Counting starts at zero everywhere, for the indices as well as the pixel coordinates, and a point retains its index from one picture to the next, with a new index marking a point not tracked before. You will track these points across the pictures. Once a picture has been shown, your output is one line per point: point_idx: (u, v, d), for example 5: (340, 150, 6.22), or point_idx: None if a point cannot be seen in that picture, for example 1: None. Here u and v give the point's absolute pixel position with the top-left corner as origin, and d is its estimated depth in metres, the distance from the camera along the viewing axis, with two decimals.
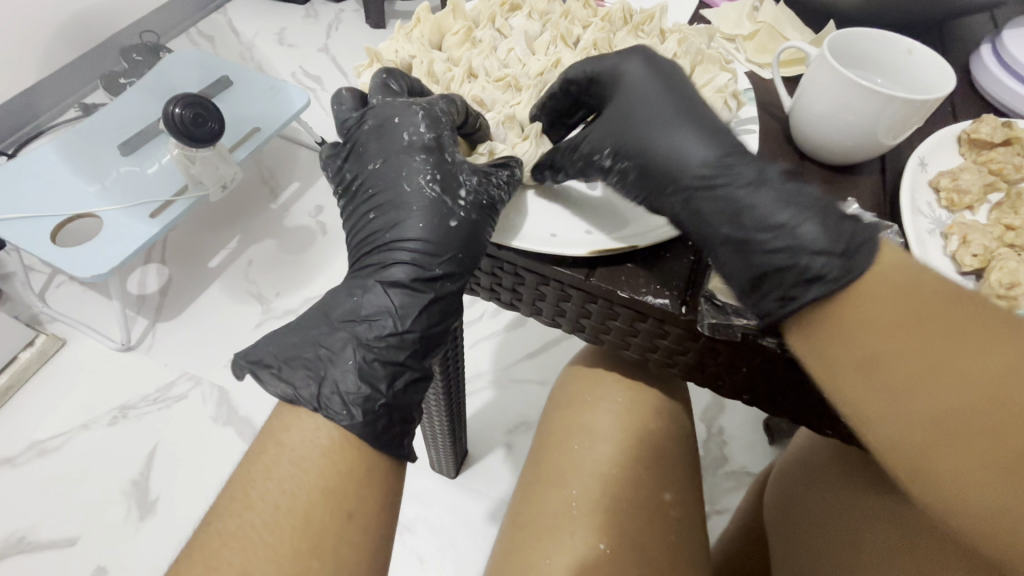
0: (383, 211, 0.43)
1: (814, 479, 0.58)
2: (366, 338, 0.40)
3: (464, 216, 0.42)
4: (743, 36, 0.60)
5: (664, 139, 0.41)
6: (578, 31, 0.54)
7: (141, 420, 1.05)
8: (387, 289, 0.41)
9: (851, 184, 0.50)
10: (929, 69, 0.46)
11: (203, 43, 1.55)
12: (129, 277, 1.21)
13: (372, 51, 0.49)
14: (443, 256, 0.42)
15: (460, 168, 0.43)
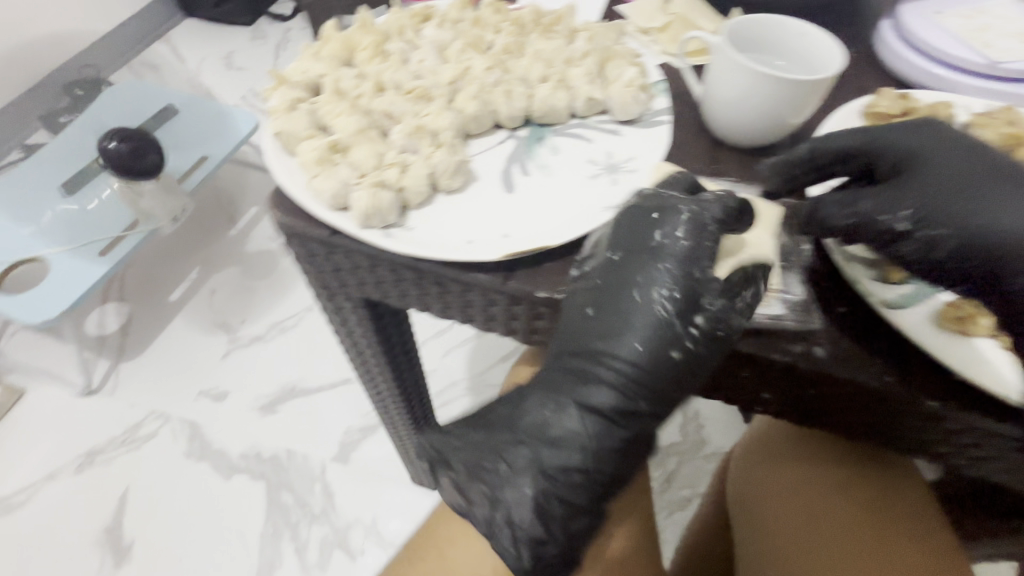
0: (600, 325, 0.36)
1: (769, 451, 0.61)
2: (574, 464, 0.33)
3: (692, 346, 0.35)
4: (656, 29, 0.61)
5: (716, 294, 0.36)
6: (489, 37, 0.55)
7: (110, 464, 1.02)
8: (593, 430, 0.34)
9: (766, 163, 0.51)
10: (821, 48, 0.48)
11: (147, 73, 1.51)
12: (86, 318, 1.17)
13: (277, 74, 0.49)
14: (656, 391, 0.35)
15: (709, 283, 0.35)
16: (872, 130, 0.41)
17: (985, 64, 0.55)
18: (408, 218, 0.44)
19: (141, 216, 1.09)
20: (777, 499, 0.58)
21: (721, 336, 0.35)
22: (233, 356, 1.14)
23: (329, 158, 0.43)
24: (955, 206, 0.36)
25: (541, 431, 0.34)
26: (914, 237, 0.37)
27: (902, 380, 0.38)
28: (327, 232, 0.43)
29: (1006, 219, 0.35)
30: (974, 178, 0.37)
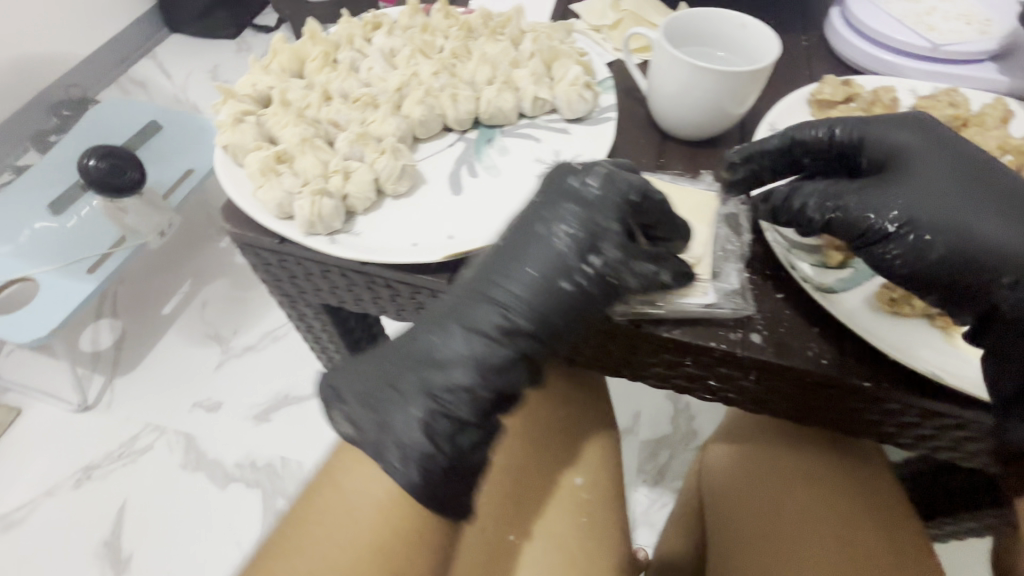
0: (506, 263, 0.36)
1: (747, 441, 0.61)
2: (465, 381, 0.35)
3: (581, 288, 0.35)
4: (607, 26, 0.62)
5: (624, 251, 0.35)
6: (439, 42, 0.56)
7: (107, 479, 1.01)
8: (481, 365, 0.35)
9: (712, 156, 0.52)
10: (757, 40, 0.49)
11: (137, 90, 1.37)
12: (79, 336, 1.15)
13: (225, 88, 0.50)
14: (543, 328, 0.35)
15: (610, 231, 0.35)
16: (866, 125, 0.40)
17: (928, 47, 0.55)
18: (355, 223, 0.45)
19: (127, 232, 1.02)
20: (748, 489, 0.57)
21: (613, 287, 0.36)
22: (225, 367, 1.13)
23: (273, 169, 0.44)
24: (939, 211, 0.35)
25: (438, 362, 0.35)
26: (901, 239, 0.35)
27: (838, 365, 0.38)
28: (276, 241, 0.44)
29: (990, 232, 0.34)
30: (960, 185, 0.36)
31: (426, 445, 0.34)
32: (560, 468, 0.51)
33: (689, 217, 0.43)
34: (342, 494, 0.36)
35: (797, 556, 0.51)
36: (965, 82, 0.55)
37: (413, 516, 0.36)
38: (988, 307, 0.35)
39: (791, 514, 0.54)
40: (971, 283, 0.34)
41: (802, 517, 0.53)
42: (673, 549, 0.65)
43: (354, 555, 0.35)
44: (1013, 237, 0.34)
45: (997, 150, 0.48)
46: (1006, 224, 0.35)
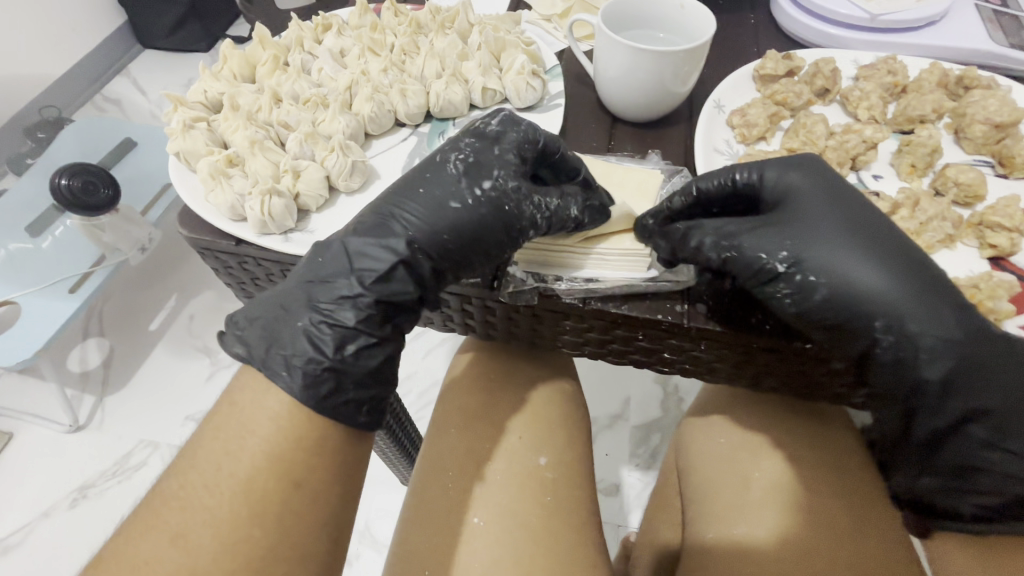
0: (411, 192, 0.40)
1: (731, 418, 0.61)
2: (354, 292, 0.38)
3: (473, 206, 0.39)
4: (558, 15, 0.62)
5: (521, 179, 0.41)
6: (390, 39, 0.56)
7: (102, 497, 0.97)
8: (371, 279, 0.38)
9: (660, 137, 0.53)
10: (695, 19, 0.50)
11: (111, 108, 1.37)
12: (67, 356, 1.10)
13: (175, 96, 0.51)
14: (435, 244, 0.39)
15: (505, 160, 0.41)
16: (764, 166, 0.42)
17: (866, 18, 0.56)
18: (308, 221, 0.45)
19: (105, 250, 1.01)
20: (722, 462, 0.58)
21: (503, 210, 0.39)
22: (216, 378, 1.08)
23: (224, 172, 0.45)
24: (828, 255, 0.37)
25: (339, 283, 0.38)
26: (791, 278, 0.37)
27: (781, 331, 0.39)
28: (231, 243, 0.44)
29: (864, 274, 0.37)
30: (842, 228, 0.38)
31: (312, 351, 0.36)
32: (526, 450, 0.52)
33: (630, 196, 0.45)
34: (246, 420, 0.36)
35: (745, 521, 0.52)
36: (904, 51, 0.57)
37: (329, 443, 0.37)
38: (866, 345, 0.37)
39: (753, 485, 0.55)
40: (849, 321, 0.37)
41: (764, 489, 0.54)
42: (655, 522, 0.66)
43: (251, 465, 0.35)
44: (887, 282, 0.36)
45: (934, 113, 0.49)
46: (880, 266, 0.37)
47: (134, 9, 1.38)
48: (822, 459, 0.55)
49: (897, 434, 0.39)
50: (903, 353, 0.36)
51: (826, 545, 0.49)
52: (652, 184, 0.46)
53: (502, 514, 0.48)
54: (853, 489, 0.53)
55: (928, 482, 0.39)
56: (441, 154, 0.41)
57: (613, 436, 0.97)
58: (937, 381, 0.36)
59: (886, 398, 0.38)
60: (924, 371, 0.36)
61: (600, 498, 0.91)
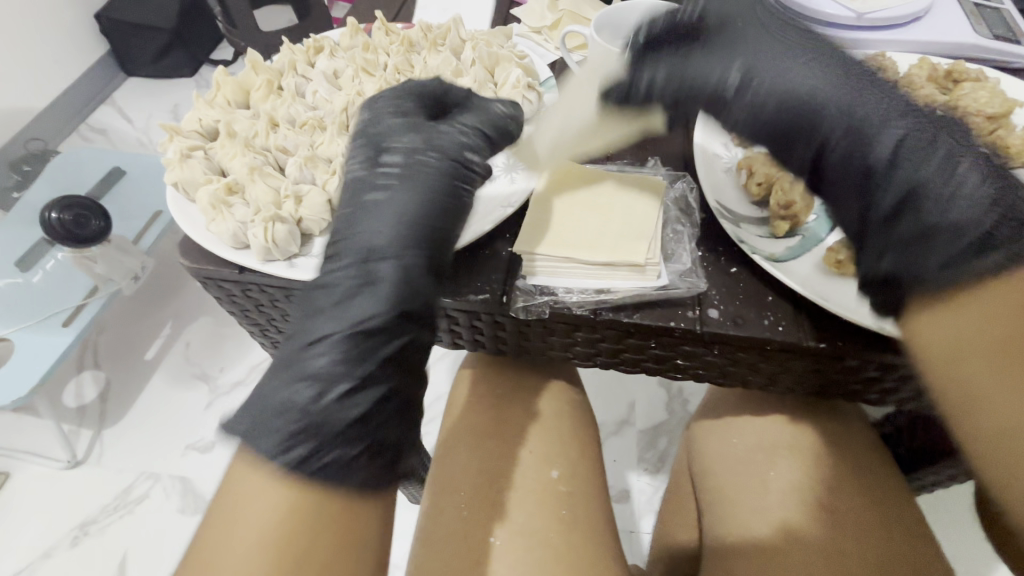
0: (352, 213, 0.37)
1: (741, 425, 0.61)
2: (326, 331, 0.34)
3: (409, 191, 0.37)
4: (547, 27, 0.62)
5: (428, 143, 0.39)
6: (382, 59, 0.56)
7: (105, 534, 0.95)
8: (344, 317, 0.34)
9: (659, 143, 0.53)
10: None
11: (97, 137, 1.35)
12: (63, 391, 1.08)
13: (170, 126, 0.50)
14: (405, 240, 0.36)
15: (406, 136, 0.39)
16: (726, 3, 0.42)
17: (853, 17, 0.57)
18: (310, 246, 0.44)
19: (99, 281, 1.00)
20: (738, 467, 0.58)
21: (438, 167, 0.38)
22: (217, 406, 1.07)
23: (224, 201, 0.44)
24: (783, 67, 0.39)
25: (308, 341, 0.34)
26: (744, 91, 0.39)
27: (793, 331, 0.39)
28: (235, 271, 0.44)
29: (811, 78, 0.38)
30: (792, 48, 0.40)
31: (306, 399, 0.33)
32: (539, 462, 0.52)
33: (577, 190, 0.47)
34: None
35: (767, 522, 0.52)
36: (893, 47, 0.57)
37: None
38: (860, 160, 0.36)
39: (772, 488, 0.54)
40: (813, 108, 0.38)
41: (784, 491, 0.54)
42: (675, 533, 0.65)
43: None
44: (836, 87, 0.38)
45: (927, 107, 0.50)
46: (826, 75, 0.38)
47: (119, 37, 1.38)
48: (838, 455, 0.55)
49: (855, 228, 0.37)
50: (906, 154, 0.34)
51: (850, 537, 0.49)
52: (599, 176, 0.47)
53: (516, 541, 0.47)
54: (877, 480, 0.53)
55: (890, 261, 0.33)
56: (363, 177, 0.38)
57: (622, 441, 0.96)
58: (965, 192, 0.32)
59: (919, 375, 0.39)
60: (959, 188, 0.32)
61: (612, 504, 0.91)
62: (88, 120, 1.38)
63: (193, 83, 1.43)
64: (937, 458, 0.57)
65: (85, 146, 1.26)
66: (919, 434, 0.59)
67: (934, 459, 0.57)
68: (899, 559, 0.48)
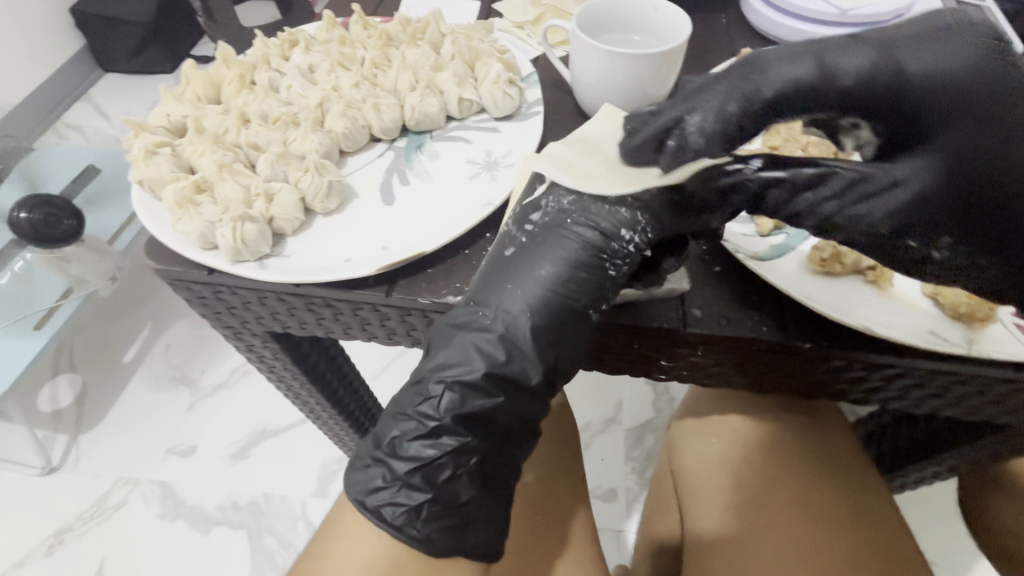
0: (501, 278, 0.38)
1: (724, 423, 0.61)
2: (435, 391, 0.37)
3: (563, 271, 0.37)
4: (529, 22, 0.61)
5: (578, 218, 0.38)
6: (360, 53, 0.55)
7: (81, 542, 0.92)
8: (451, 377, 0.36)
9: None
10: (670, 24, 0.49)
11: (72, 134, 1.31)
12: (36, 396, 1.05)
13: (135, 121, 0.48)
14: (558, 310, 0.37)
15: (565, 211, 0.38)
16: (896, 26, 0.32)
17: (835, 13, 0.57)
18: (283, 246, 0.43)
19: (73, 283, 0.96)
20: (718, 462, 0.58)
21: (580, 241, 0.37)
22: (197, 409, 1.04)
23: (191, 200, 0.42)
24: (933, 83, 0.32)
25: (422, 386, 0.37)
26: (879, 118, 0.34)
27: (776, 331, 0.39)
28: (203, 273, 0.42)
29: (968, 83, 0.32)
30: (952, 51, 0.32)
31: (411, 446, 0.37)
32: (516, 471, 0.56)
33: (596, 166, 0.39)
34: None
35: (746, 519, 0.52)
36: None
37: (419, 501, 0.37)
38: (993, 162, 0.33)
39: (753, 483, 0.54)
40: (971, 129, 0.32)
41: (762, 485, 0.54)
42: (653, 534, 0.64)
43: None
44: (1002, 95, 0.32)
45: None
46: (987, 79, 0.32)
47: (93, 31, 1.34)
48: (819, 457, 0.56)
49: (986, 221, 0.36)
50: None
51: (831, 531, 0.49)
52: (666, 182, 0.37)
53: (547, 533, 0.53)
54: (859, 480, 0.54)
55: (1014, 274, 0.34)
56: (509, 243, 0.39)
57: (609, 440, 0.96)
58: None
59: (901, 373, 0.39)
60: None
61: (599, 503, 0.90)
62: (62, 117, 1.34)
63: (172, 79, 1.40)
64: (917, 456, 0.57)
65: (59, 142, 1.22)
66: (900, 432, 0.59)
67: (913, 457, 0.57)
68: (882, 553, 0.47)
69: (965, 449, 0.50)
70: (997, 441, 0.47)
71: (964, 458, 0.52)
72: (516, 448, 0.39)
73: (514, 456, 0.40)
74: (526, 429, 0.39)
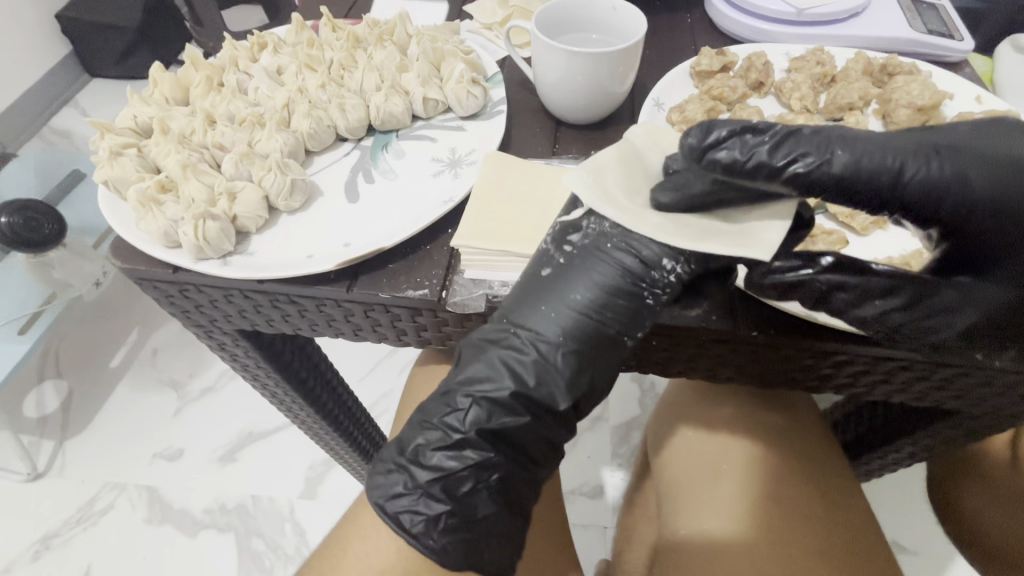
0: (537, 299, 0.37)
1: (700, 417, 0.61)
2: (462, 405, 0.37)
3: (599, 299, 0.36)
4: (497, 23, 0.62)
5: (619, 244, 0.36)
6: (328, 55, 0.56)
7: (67, 547, 0.92)
8: (478, 392, 0.37)
9: (605, 137, 0.53)
10: (628, 22, 0.50)
11: (58, 140, 1.31)
12: (22, 402, 1.05)
13: (101, 123, 0.48)
14: (591, 338, 0.36)
15: (607, 235, 0.36)
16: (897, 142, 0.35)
17: (793, 12, 0.58)
18: (248, 243, 0.44)
19: (57, 288, 0.96)
20: (693, 455, 0.59)
21: (619, 267, 0.36)
22: (185, 413, 1.04)
23: (154, 200, 0.43)
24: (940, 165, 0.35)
25: (449, 397, 0.38)
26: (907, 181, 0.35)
27: (727, 319, 0.40)
28: (168, 271, 0.43)
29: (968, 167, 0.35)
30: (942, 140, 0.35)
31: (440, 455, 0.36)
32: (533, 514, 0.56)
33: (644, 205, 0.37)
34: None
35: (717, 516, 0.53)
36: (832, 42, 0.59)
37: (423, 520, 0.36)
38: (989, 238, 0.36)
39: (737, 481, 0.55)
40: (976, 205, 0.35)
41: (734, 478, 0.55)
42: (634, 525, 0.66)
43: None
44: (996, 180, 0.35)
45: (861, 100, 0.51)
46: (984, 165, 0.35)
47: (79, 37, 1.34)
48: (800, 453, 0.57)
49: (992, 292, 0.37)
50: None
51: (798, 527, 0.51)
52: (720, 230, 0.35)
53: (548, 558, 0.54)
54: (840, 481, 0.55)
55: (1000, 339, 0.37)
56: (545, 263, 0.38)
57: (595, 437, 0.97)
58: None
59: (852, 359, 0.40)
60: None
61: (585, 500, 0.91)
62: (48, 123, 1.34)
63: None
64: (877, 444, 0.58)
65: (44, 148, 1.23)
66: (862, 420, 0.60)
67: (874, 445, 0.58)
68: (853, 550, 0.50)
69: (922, 435, 0.51)
70: (950, 425, 0.48)
71: (921, 444, 0.53)
72: (538, 469, 0.39)
73: (536, 478, 0.40)
74: (550, 450, 0.39)
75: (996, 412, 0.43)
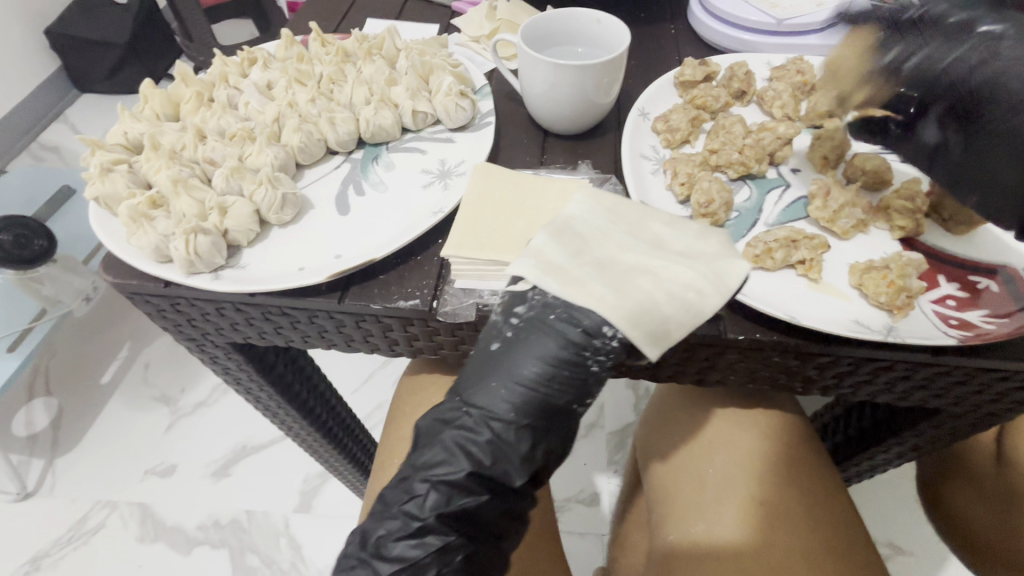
0: (487, 375, 0.37)
1: (687, 429, 0.60)
2: (421, 491, 0.37)
3: (544, 371, 0.36)
4: (485, 35, 0.63)
5: (561, 317, 0.36)
6: (317, 70, 0.56)
7: (58, 566, 0.91)
8: (436, 476, 0.37)
9: (592, 147, 0.54)
10: (612, 34, 0.52)
11: (49, 155, 1.31)
12: (11, 420, 1.04)
13: (91, 139, 0.49)
14: (543, 409, 0.37)
15: (548, 310, 0.37)
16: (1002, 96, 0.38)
17: (773, 23, 0.60)
18: (239, 257, 0.44)
19: (48, 304, 0.95)
20: (677, 463, 0.59)
21: (561, 339, 0.36)
22: (178, 427, 1.04)
23: (145, 215, 0.43)
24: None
25: (409, 484, 0.38)
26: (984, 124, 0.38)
27: (711, 325, 0.40)
28: (160, 285, 0.43)
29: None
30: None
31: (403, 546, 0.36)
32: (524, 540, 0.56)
33: (585, 268, 0.37)
34: None
35: (703, 520, 0.54)
36: (809, 52, 0.60)
37: None
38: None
39: (723, 484, 0.55)
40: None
41: (716, 486, 0.55)
42: (623, 535, 0.66)
43: None
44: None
45: None
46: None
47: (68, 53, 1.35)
48: (785, 457, 0.57)
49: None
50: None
51: (782, 533, 0.51)
52: (654, 312, 0.35)
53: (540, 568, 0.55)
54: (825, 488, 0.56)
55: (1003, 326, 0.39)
56: (493, 337, 0.38)
57: (590, 444, 0.97)
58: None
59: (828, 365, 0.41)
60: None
61: (581, 509, 0.91)
62: (38, 138, 1.34)
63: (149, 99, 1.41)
64: (865, 445, 0.59)
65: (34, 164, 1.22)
66: (850, 422, 0.61)
67: (862, 447, 0.59)
68: (835, 554, 0.51)
69: (909, 436, 0.52)
70: (932, 426, 0.49)
71: (907, 445, 0.53)
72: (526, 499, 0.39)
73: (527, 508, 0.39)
74: (517, 511, 0.38)
75: (976, 411, 0.44)
